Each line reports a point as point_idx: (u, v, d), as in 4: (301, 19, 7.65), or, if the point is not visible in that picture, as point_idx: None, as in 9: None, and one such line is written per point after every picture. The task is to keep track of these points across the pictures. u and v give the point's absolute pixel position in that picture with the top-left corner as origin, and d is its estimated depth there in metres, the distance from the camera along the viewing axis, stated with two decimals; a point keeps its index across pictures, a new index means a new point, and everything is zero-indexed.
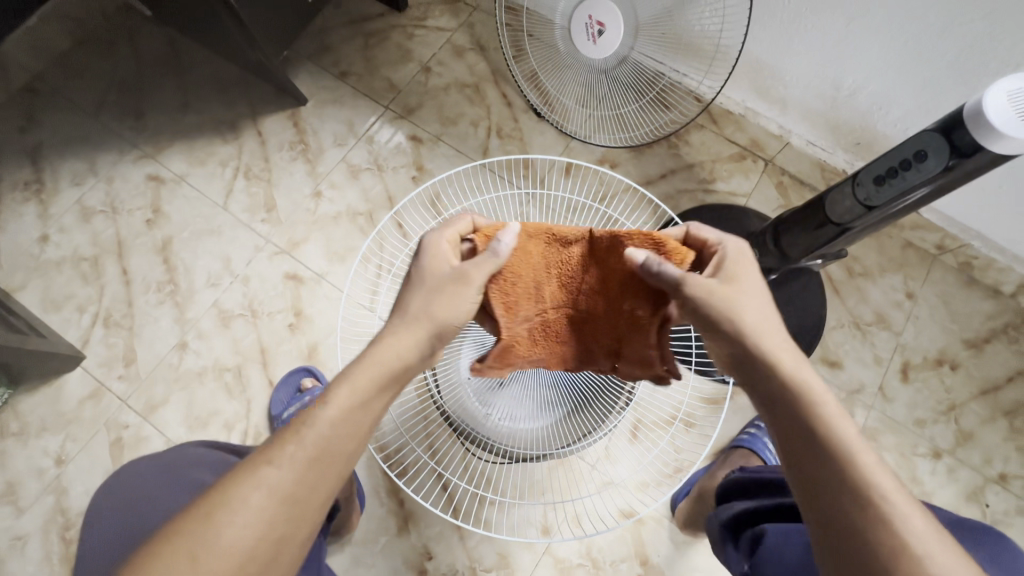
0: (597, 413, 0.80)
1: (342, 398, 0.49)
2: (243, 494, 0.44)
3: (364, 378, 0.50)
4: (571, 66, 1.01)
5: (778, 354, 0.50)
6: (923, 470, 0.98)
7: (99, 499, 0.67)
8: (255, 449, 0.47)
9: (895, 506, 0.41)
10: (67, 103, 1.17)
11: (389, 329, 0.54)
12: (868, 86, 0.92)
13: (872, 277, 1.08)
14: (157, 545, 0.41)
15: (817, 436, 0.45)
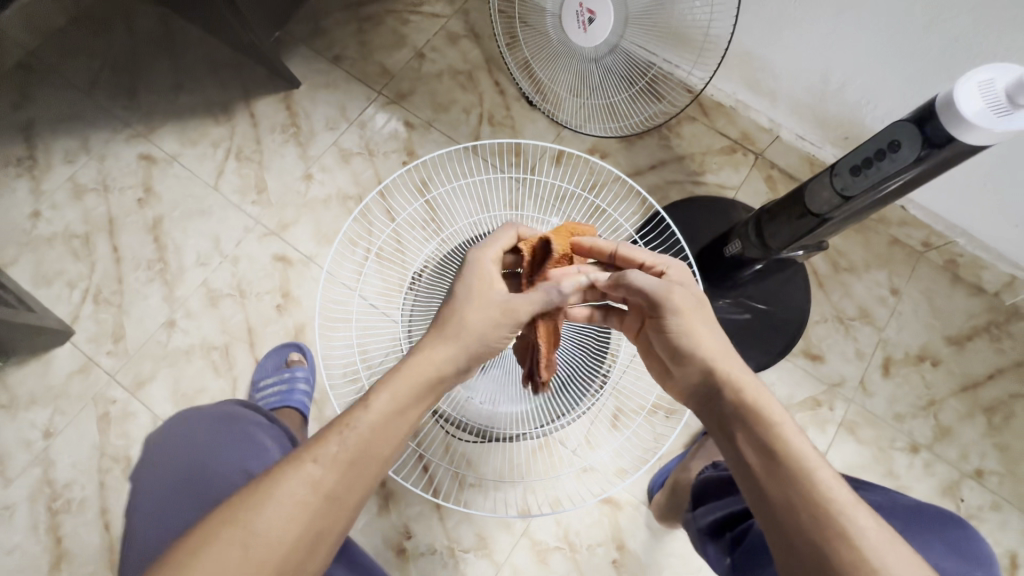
0: (573, 396, 0.82)
1: (384, 403, 0.52)
2: (289, 488, 0.46)
3: (404, 385, 0.53)
4: (562, 55, 1.02)
5: (737, 378, 0.53)
6: (901, 464, 0.99)
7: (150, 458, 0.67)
8: (301, 446, 0.50)
9: (848, 515, 0.43)
10: (61, 81, 1.18)
11: (427, 342, 0.57)
12: (855, 80, 0.92)
13: (858, 272, 1.09)
14: (210, 531, 0.44)
15: (776, 453, 0.47)
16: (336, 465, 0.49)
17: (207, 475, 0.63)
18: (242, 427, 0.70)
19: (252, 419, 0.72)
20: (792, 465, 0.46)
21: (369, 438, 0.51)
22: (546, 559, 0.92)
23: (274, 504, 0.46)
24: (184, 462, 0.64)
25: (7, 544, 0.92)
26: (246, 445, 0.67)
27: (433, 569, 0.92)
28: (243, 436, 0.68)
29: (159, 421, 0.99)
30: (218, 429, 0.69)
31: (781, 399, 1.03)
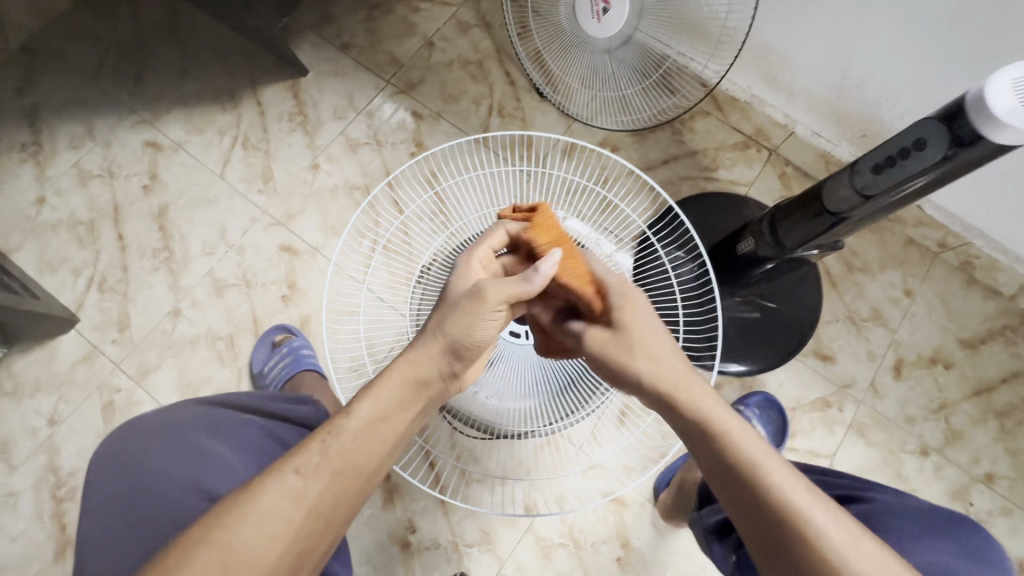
0: (582, 393, 0.80)
1: (365, 410, 0.52)
2: (269, 504, 0.45)
3: (382, 391, 0.53)
4: (576, 46, 1.00)
5: (679, 389, 0.53)
6: (910, 467, 0.98)
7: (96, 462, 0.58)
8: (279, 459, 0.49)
9: (809, 520, 0.43)
10: (66, 66, 1.16)
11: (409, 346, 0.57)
12: (875, 76, 0.90)
13: (871, 272, 1.07)
14: (188, 550, 0.42)
15: (732, 469, 0.47)
16: (318, 476, 0.48)
17: (155, 497, 0.54)
18: (202, 428, 0.60)
19: (218, 414, 0.62)
20: (747, 478, 0.46)
21: (352, 446, 0.50)
22: (551, 556, 0.92)
23: (254, 517, 0.44)
24: (128, 477, 0.55)
25: (12, 532, 0.93)
26: (201, 455, 0.57)
27: (437, 563, 0.91)
28: (197, 445, 0.57)
29: None
30: (168, 435, 0.58)
31: (791, 399, 1.02)
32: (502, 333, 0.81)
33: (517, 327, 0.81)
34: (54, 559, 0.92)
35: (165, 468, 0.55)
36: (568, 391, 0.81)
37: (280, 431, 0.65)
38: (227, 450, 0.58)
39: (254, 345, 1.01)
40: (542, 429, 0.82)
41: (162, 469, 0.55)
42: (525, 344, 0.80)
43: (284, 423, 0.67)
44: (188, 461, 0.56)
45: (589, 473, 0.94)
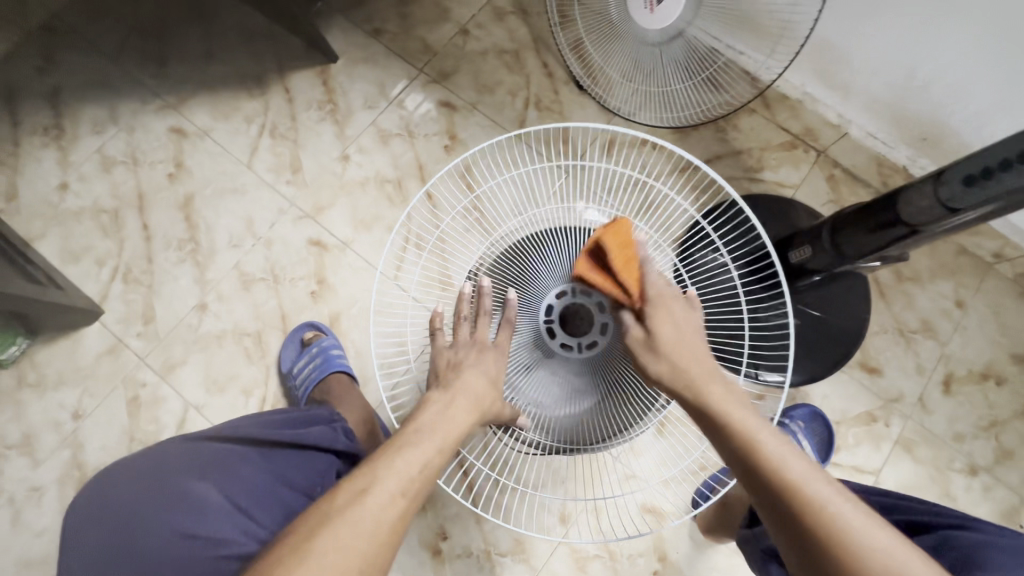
0: (637, 408, 0.75)
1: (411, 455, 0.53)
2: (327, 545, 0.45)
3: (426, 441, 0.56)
4: (621, 39, 0.94)
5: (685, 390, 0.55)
6: (958, 486, 0.95)
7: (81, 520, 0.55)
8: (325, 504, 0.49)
9: (834, 508, 0.43)
10: (88, 46, 1.12)
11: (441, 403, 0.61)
12: (946, 76, 0.85)
13: (921, 282, 1.03)
14: None
15: (746, 457, 0.48)
16: (412, 490, 0.51)
17: (143, 551, 0.52)
18: (192, 469, 0.58)
19: (210, 448, 0.61)
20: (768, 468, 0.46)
21: (438, 463, 0.55)
22: (585, 567, 0.90)
23: (354, 522, 0.47)
24: (116, 531, 0.53)
25: (38, 526, 0.91)
26: (193, 501, 0.55)
27: (469, 571, 0.90)
28: (188, 489, 0.56)
29: (190, 407, 0.96)
30: (157, 481, 0.56)
31: (835, 412, 0.99)
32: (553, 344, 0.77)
33: (568, 340, 0.77)
34: None
35: (154, 520, 0.53)
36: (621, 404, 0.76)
37: (277, 457, 0.63)
38: (219, 492, 0.56)
39: (282, 342, 0.99)
40: (589, 443, 0.78)
41: (151, 520, 0.53)
42: (577, 356, 0.76)
43: (283, 447, 0.64)
44: (178, 509, 0.54)
45: (628, 483, 0.92)
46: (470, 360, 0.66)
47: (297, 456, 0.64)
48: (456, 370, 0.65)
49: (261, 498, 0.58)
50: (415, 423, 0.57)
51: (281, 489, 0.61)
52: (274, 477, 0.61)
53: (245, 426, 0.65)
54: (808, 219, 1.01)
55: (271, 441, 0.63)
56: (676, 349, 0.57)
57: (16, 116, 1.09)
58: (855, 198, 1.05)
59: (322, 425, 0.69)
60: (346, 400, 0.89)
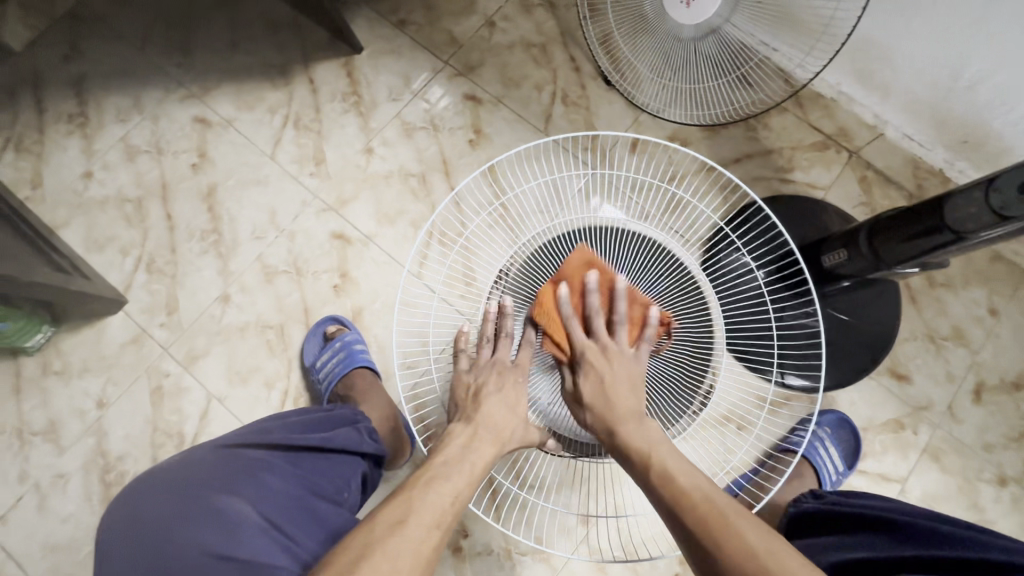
0: (672, 411, 0.77)
1: (443, 486, 0.57)
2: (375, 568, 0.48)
3: (459, 476, 0.59)
4: (653, 34, 0.92)
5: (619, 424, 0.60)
6: (986, 496, 0.93)
7: (111, 532, 0.54)
8: (364, 530, 0.52)
9: (710, 497, 0.52)
10: (113, 34, 1.11)
11: (460, 434, 0.63)
12: (993, 78, 0.83)
13: (954, 288, 1.00)
14: None
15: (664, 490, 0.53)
16: (444, 522, 0.54)
17: (178, 573, 0.50)
18: (220, 484, 0.56)
19: (237, 460, 0.60)
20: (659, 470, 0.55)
21: (464, 495, 0.58)
22: (605, 568, 0.90)
23: (393, 556, 0.50)
24: (147, 552, 0.51)
25: (62, 514, 0.92)
26: (225, 517, 0.53)
27: (489, 570, 0.90)
28: (219, 505, 0.54)
29: (212, 399, 0.96)
30: (186, 498, 0.55)
31: (861, 419, 0.97)
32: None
33: None
34: None
35: (186, 540, 0.52)
36: (657, 407, 0.77)
37: (304, 462, 0.64)
38: (251, 506, 0.55)
39: (304, 336, 0.98)
40: None
41: (184, 540, 0.52)
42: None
43: (310, 452, 0.66)
44: (210, 527, 0.52)
45: None
46: (492, 391, 0.67)
47: (324, 459, 0.66)
48: (477, 401, 0.66)
49: (292, 510, 0.57)
50: (441, 456, 0.60)
51: (311, 500, 0.60)
52: (303, 486, 0.61)
53: (271, 433, 0.65)
54: (839, 222, 0.99)
55: (298, 447, 0.64)
56: (604, 400, 0.61)
57: (42, 103, 1.09)
58: (887, 201, 1.02)
59: (347, 428, 0.72)
60: (369, 397, 0.89)
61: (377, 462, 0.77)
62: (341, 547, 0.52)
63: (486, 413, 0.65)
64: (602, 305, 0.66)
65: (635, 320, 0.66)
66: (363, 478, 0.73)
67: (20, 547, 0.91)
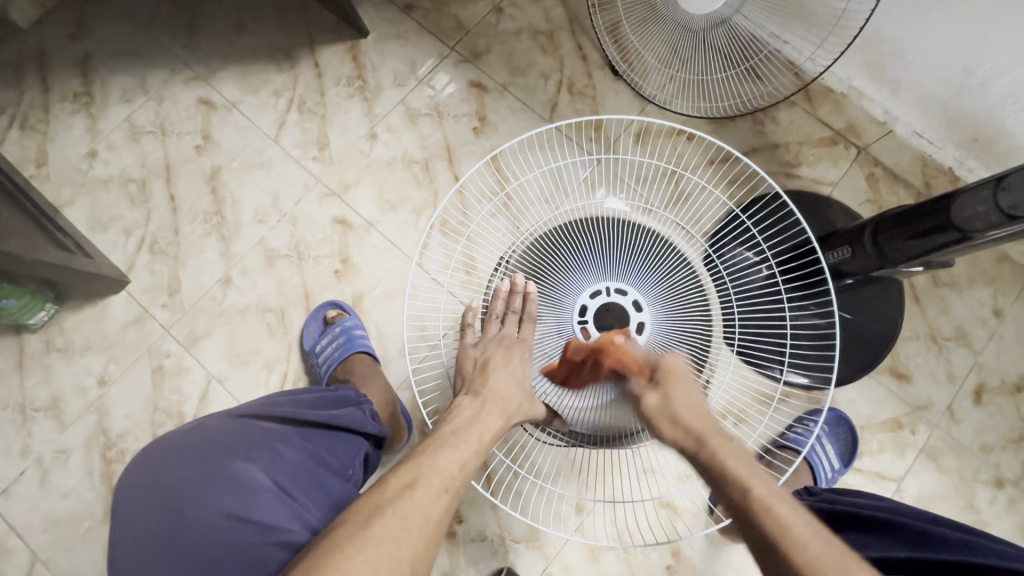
0: None
1: (454, 456, 0.58)
2: (384, 523, 0.49)
3: (468, 443, 0.60)
4: (661, 24, 0.90)
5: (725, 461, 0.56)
6: (982, 498, 0.93)
7: (129, 492, 0.55)
8: (370, 492, 0.53)
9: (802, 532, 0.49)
10: (119, 13, 1.11)
11: (467, 405, 0.65)
12: (1004, 78, 0.82)
13: (959, 289, 0.99)
14: (322, 561, 0.46)
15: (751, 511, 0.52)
16: (452, 488, 0.56)
17: (192, 533, 0.51)
18: (236, 453, 0.56)
19: (251, 430, 0.60)
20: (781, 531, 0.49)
21: (471, 464, 0.59)
22: (597, 558, 0.91)
23: (405, 515, 0.51)
24: (163, 515, 0.52)
25: (63, 488, 0.93)
26: (240, 483, 0.54)
27: (483, 555, 0.91)
28: (234, 472, 0.55)
29: (213, 380, 0.97)
30: (203, 463, 0.55)
31: (860, 417, 0.97)
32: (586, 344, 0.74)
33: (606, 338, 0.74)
34: (103, 518, 0.92)
35: (203, 503, 0.52)
36: None
37: (314, 437, 0.64)
38: (265, 473, 0.56)
39: (304, 321, 0.99)
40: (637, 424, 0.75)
41: (200, 504, 0.52)
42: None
43: (318, 428, 0.65)
44: (226, 492, 0.53)
45: (644, 478, 0.91)
46: (498, 366, 0.69)
47: (332, 437, 0.66)
48: (482, 376, 0.68)
49: (303, 481, 0.58)
50: (448, 426, 0.62)
51: (321, 471, 0.61)
52: (314, 459, 0.61)
53: (281, 407, 0.65)
54: (845, 218, 0.97)
55: (308, 422, 0.64)
56: (695, 412, 0.62)
57: (47, 81, 1.09)
58: (894, 198, 1.01)
59: (352, 407, 0.71)
60: (368, 381, 0.89)
61: (378, 443, 0.77)
62: (353, 507, 0.52)
63: (493, 386, 0.67)
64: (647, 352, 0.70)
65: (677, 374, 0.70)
66: (367, 457, 0.73)
67: (22, 520, 0.93)
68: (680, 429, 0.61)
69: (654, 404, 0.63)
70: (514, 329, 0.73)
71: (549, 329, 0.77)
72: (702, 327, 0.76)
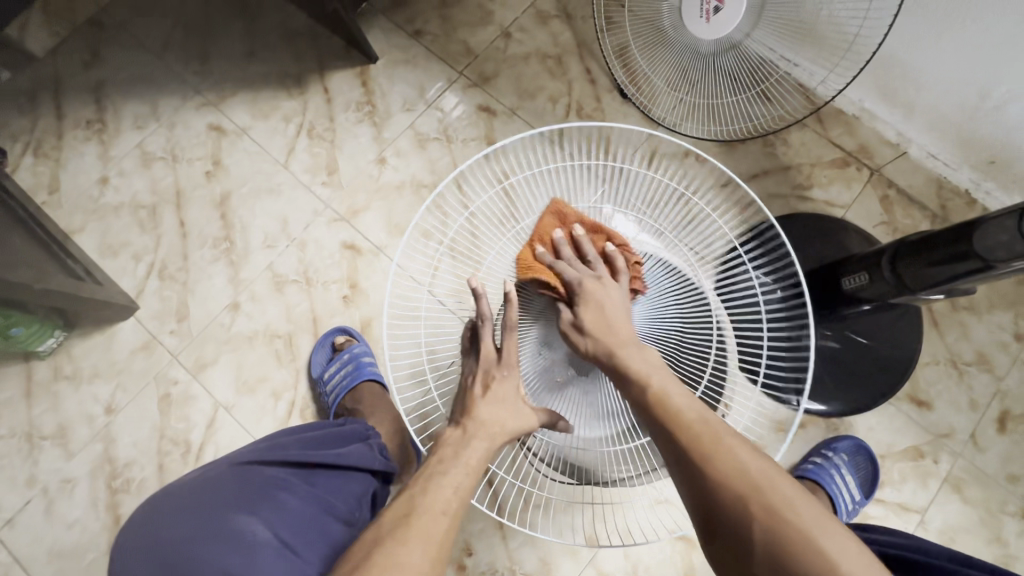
0: None
1: (450, 480, 0.57)
2: (387, 556, 0.48)
3: (466, 475, 0.58)
4: (670, 48, 0.89)
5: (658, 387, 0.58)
6: (1010, 531, 0.90)
7: (126, 548, 0.53)
8: (369, 529, 0.52)
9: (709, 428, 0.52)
10: (132, 41, 1.13)
11: (462, 436, 0.62)
12: (1020, 100, 0.81)
13: (978, 312, 0.97)
14: None
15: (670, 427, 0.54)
16: (451, 509, 0.54)
17: None
18: (239, 504, 0.55)
19: (254, 476, 0.59)
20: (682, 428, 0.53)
21: (466, 485, 0.57)
22: None
23: (405, 539, 0.50)
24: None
25: (68, 519, 0.92)
26: (243, 536, 0.52)
27: None
28: (237, 525, 0.53)
29: (220, 407, 0.96)
30: (205, 515, 0.54)
31: (880, 446, 0.94)
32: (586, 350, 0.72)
33: None
34: (108, 549, 0.91)
35: (203, 559, 0.50)
36: None
37: (319, 481, 0.63)
38: (267, 526, 0.54)
39: (312, 348, 0.98)
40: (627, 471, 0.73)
41: (200, 562, 0.50)
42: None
43: (323, 469, 0.65)
44: (228, 546, 0.51)
45: (657, 509, 0.90)
46: (480, 395, 0.66)
47: (338, 478, 0.65)
48: (467, 408, 0.65)
49: (306, 531, 0.57)
50: (435, 457, 0.60)
51: (323, 520, 0.59)
52: (316, 505, 0.60)
53: (286, 449, 0.64)
54: (860, 242, 0.96)
55: (312, 464, 0.63)
56: (601, 324, 0.65)
57: (61, 109, 1.10)
58: (909, 220, 0.99)
59: (359, 444, 0.70)
60: (375, 411, 0.88)
61: (387, 479, 0.75)
62: (355, 546, 0.52)
63: (478, 413, 0.64)
64: (573, 255, 0.72)
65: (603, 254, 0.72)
66: (374, 496, 0.71)
67: (27, 551, 0.91)
68: (589, 341, 0.66)
69: (567, 319, 0.69)
70: (495, 352, 0.69)
71: (546, 355, 0.75)
72: (703, 346, 0.77)
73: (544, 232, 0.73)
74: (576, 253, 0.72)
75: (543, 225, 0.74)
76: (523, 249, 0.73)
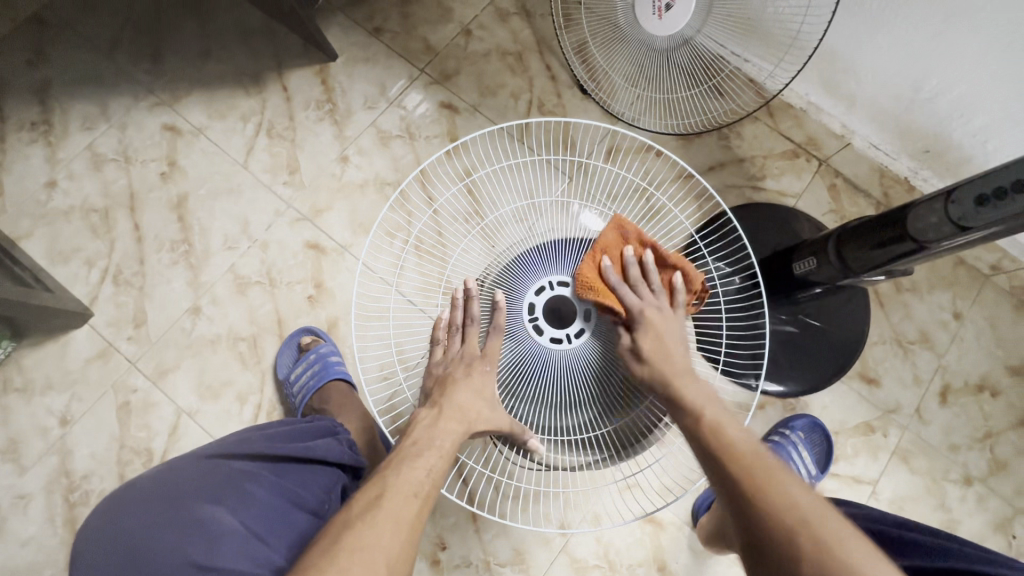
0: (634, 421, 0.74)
1: (423, 462, 0.57)
2: (358, 537, 0.49)
3: (438, 458, 0.58)
4: (625, 45, 0.92)
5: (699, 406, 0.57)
6: (952, 496, 0.96)
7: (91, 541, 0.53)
8: (339, 512, 0.53)
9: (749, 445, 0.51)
10: (78, 39, 1.09)
11: (432, 420, 0.62)
12: (950, 92, 0.86)
13: (920, 293, 1.03)
14: None
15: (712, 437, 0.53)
16: (423, 491, 0.55)
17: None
18: (205, 496, 0.55)
19: (221, 469, 0.59)
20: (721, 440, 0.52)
21: (438, 469, 0.58)
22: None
23: (376, 521, 0.50)
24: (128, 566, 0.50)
25: (22, 536, 0.89)
26: (206, 527, 0.53)
27: None
28: (201, 515, 0.53)
29: (183, 414, 0.94)
30: (168, 508, 0.54)
31: (834, 423, 0.99)
32: (540, 339, 0.73)
33: (558, 332, 0.73)
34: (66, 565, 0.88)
35: (166, 548, 0.51)
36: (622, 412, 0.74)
37: (288, 473, 0.62)
38: (232, 516, 0.54)
39: (277, 349, 0.97)
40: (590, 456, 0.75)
41: (164, 551, 0.51)
42: (565, 348, 0.73)
43: (293, 462, 0.64)
44: (192, 536, 0.52)
45: (626, 493, 0.92)
46: (456, 381, 0.66)
47: (308, 471, 0.64)
48: (444, 387, 0.65)
49: (272, 522, 0.57)
50: (408, 439, 0.60)
51: (290, 511, 0.59)
52: (286, 497, 0.59)
53: (254, 442, 0.63)
54: (810, 229, 1.00)
55: (281, 456, 0.63)
56: (660, 354, 0.63)
57: (3, 111, 1.06)
58: (855, 208, 1.04)
59: (328, 438, 0.70)
60: (344, 409, 0.88)
61: (357, 473, 0.75)
62: (325, 528, 0.52)
63: (454, 398, 0.64)
64: (639, 278, 0.68)
65: (666, 285, 0.68)
66: (345, 489, 0.71)
67: None
68: (646, 369, 0.63)
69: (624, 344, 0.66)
70: (479, 348, 0.69)
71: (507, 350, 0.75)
72: None
73: (611, 243, 0.69)
74: (625, 278, 0.68)
75: (608, 237, 0.69)
76: (585, 257, 0.68)
